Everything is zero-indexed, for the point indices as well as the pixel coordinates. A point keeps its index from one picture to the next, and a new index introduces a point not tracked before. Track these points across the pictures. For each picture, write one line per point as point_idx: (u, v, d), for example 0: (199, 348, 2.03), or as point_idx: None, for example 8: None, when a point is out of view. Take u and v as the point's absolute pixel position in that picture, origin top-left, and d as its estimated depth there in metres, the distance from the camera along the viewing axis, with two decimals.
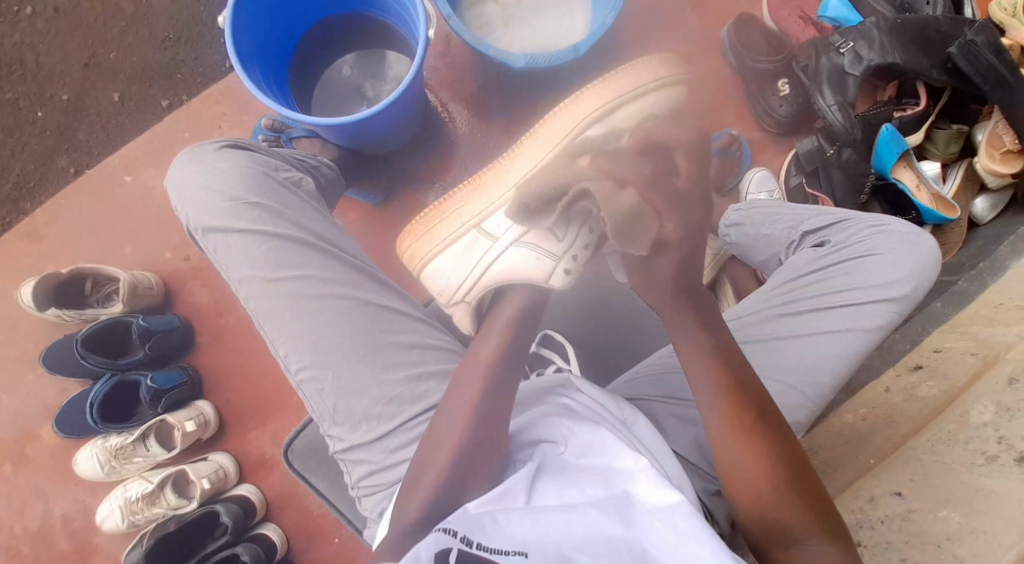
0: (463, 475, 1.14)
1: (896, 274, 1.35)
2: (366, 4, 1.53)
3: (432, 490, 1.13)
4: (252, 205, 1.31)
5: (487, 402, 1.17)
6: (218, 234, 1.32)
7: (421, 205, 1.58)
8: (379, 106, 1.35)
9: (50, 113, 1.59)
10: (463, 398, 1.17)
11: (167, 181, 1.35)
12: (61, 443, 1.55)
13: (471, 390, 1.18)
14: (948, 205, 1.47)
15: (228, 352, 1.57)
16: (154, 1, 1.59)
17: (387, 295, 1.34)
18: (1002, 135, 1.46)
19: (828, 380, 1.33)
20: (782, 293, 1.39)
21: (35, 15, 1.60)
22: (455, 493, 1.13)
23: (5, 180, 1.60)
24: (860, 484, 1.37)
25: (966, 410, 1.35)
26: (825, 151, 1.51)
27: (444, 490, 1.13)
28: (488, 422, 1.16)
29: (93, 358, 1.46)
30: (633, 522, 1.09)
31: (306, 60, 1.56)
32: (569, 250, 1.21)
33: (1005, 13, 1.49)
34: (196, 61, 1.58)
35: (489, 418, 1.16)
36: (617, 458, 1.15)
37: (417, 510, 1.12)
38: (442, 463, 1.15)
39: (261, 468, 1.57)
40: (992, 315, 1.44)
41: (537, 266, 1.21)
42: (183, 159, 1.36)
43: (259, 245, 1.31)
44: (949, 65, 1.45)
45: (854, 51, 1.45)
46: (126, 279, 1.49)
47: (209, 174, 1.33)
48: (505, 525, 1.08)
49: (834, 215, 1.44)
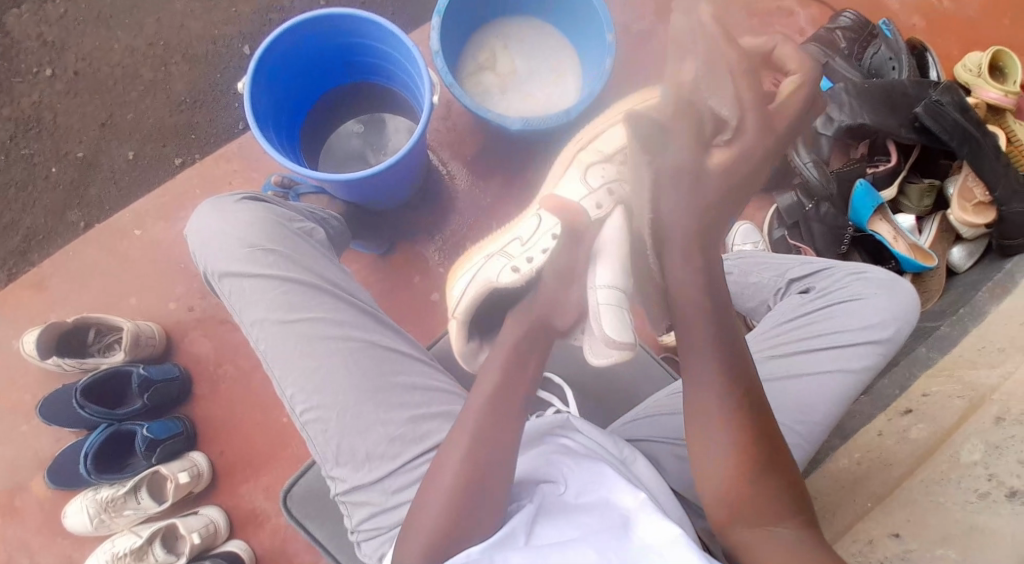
0: (465, 523, 1.12)
1: (879, 317, 1.34)
2: (374, 72, 1.62)
3: (436, 526, 1.12)
4: (267, 252, 1.35)
5: (483, 442, 1.15)
6: (233, 279, 1.35)
7: (421, 258, 1.64)
8: (386, 163, 1.42)
9: (64, 169, 1.66)
10: (458, 441, 1.16)
11: (189, 227, 1.39)
12: (51, 495, 1.53)
13: (462, 435, 1.16)
14: (926, 254, 1.54)
15: (224, 405, 1.58)
16: (173, 68, 1.69)
17: (394, 338, 1.35)
18: (972, 187, 1.55)
19: (822, 420, 1.30)
20: (771, 335, 1.38)
21: (55, 77, 1.69)
22: (460, 531, 1.11)
23: (13, 233, 1.65)
24: (859, 528, 1.34)
25: (955, 451, 1.33)
26: (805, 206, 1.58)
27: (449, 524, 1.12)
28: (491, 452, 1.15)
29: (92, 408, 1.46)
30: (632, 551, 1.07)
31: (315, 124, 1.65)
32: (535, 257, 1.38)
33: (970, 74, 1.61)
34: (210, 122, 1.68)
35: (491, 448, 1.15)
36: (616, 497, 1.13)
37: (422, 547, 1.12)
38: (443, 497, 1.14)
39: (252, 523, 1.55)
40: (976, 358, 1.44)
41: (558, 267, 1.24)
42: (205, 210, 1.40)
43: (273, 288, 1.33)
44: (917, 124, 1.54)
45: (825, 113, 1.54)
46: (129, 327, 1.51)
47: (228, 222, 1.37)
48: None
49: (816, 265, 1.44)
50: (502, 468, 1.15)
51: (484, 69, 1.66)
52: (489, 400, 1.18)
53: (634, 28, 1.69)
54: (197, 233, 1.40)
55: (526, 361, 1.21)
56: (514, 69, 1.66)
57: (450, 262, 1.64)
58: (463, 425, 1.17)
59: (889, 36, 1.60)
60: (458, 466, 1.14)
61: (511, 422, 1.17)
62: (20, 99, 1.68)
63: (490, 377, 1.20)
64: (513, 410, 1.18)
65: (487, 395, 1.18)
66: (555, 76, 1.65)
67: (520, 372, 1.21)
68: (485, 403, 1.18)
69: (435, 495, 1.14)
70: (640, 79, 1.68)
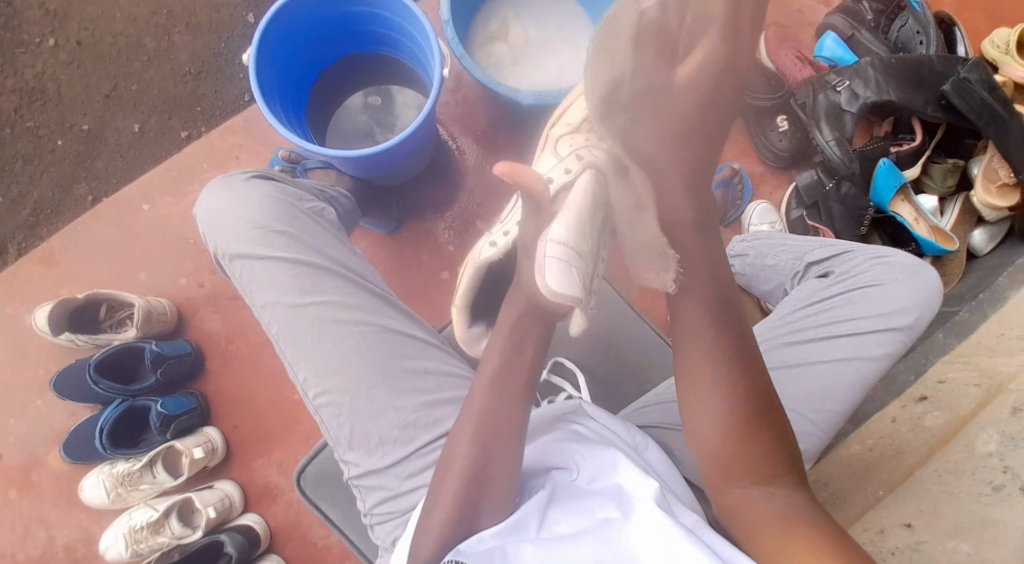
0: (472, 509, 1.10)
1: (900, 304, 1.29)
2: (381, 43, 1.58)
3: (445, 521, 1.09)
4: (279, 233, 1.32)
5: (490, 439, 1.12)
6: (246, 260, 1.32)
7: (432, 233, 1.62)
8: (399, 138, 1.39)
9: (70, 141, 1.64)
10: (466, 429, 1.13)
11: (199, 207, 1.36)
12: (67, 468, 1.55)
13: (463, 432, 1.14)
14: (947, 236, 1.50)
15: (235, 381, 1.58)
16: (177, 38, 1.65)
17: (404, 322, 1.33)
18: (997, 168, 1.49)
19: (837, 409, 1.27)
20: (786, 322, 1.34)
21: (57, 46, 1.65)
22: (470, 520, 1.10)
23: (21, 206, 1.63)
24: (868, 518, 1.32)
25: (970, 441, 1.31)
26: (825, 185, 1.54)
27: (460, 515, 1.09)
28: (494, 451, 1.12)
29: (106, 384, 1.47)
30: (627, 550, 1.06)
31: (320, 95, 1.61)
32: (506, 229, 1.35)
33: (998, 51, 1.56)
34: (216, 94, 1.65)
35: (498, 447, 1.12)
36: (629, 484, 1.12)
37: (432, 542, 1.09)
38: (451, 489, 1.11)
39: (266, 496, 1.56)
40: (994, 345, 1.42)
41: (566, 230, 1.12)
42: (216, 188, 1.37)
43: (286, 272, 1.31)
44: (943, 102, 1.49)
45: (850, 89, 1.49)
46: (140, 304, 1.50)
47: (240, 203, 1.34)
48: (516, 558, 1.06)
49: (837, 247, 1.39)
50: (506, 461, 1.12)
51: (495, 38, 1.61)
52: (491, 390, 1.14)
53: None
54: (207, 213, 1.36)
55: (522, 345, 1.15)
56: (524, 37, 1.61)
57: (460, 237, 1.61)
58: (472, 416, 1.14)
59: (917, 9, 1.53)
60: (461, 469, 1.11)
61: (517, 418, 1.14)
62: (22, 69, 1.65)
63: (489, 361, 1.15)
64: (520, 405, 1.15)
65: (485, 383, 1.15)
66: (566, 46, 1.60)
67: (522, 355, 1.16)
68: (486, 396, 1.14)
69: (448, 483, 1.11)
70: None
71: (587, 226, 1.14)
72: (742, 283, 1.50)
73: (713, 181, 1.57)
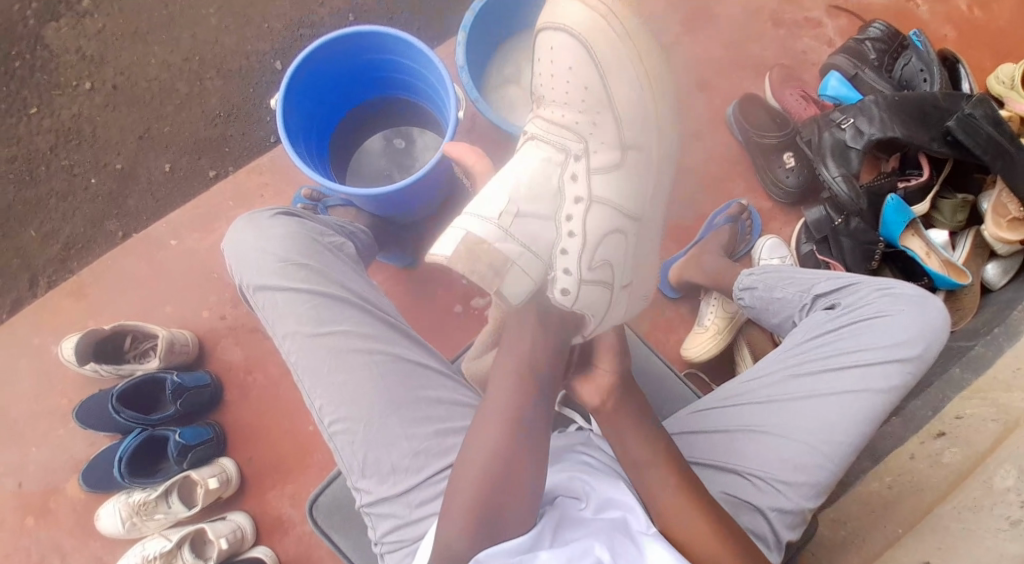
0: (493, 509, 1.10)
1: (906, 335, 1.26)
2: (399, 87, 1.64)
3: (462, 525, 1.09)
4: (301, 267, 1.30)
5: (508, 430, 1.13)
6: (267, 293, 1.30)
7: (446, 270, 1.65)
8: (413, 177, 1.43)
9: (103, 180, 1.71)
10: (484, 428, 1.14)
11: (224, 243, 1.35)
12: (85, 497, 1.57)
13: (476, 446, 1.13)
14: (959, 271, 1.48)
15: (253, 414, 1.60)
16: (208, 83, 1.73)
17: (422, 352, 1.31)
18: (1006, 203, 1.49)
19: (849, 442, 1.23)
20: (797, 354, 1.31)
21: (94, 90, 1.74)
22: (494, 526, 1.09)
23: (53, 242, 1.70)
24: (888, 554, 1.28)
25: (989, 477, 1.28)
26: (834, 220, 1.55)
27: (480, 519, 1.09)
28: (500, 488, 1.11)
29: (127, 413, 1.50)
30: None
31: (345, 134, 1.67)
32: (502, 229, 1.15)
33: (1003, 86, 1.59)
34: (243, 136, 1.72)
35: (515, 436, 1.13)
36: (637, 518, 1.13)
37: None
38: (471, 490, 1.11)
39: (278, 529, 1.57)
40: (1010, 380, 1.39)
41: (487, 214, 1.15)
42: (240, 224, 1.36)
43: (304, 302, 1.29)
44: (949, 138, 1.49)
45: (854, 126, 1.50)
46: (164, 335, 1.54)
47: (261, 238, 1.32)
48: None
49: (843, 278, 1.36)
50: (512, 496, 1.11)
51: (509, 83, 1.66)
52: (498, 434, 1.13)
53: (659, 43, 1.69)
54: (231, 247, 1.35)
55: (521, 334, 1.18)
56: None
57: None
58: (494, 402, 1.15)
59: (920, 47, 1.57)
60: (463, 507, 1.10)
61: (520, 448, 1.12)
62: (60, 111, 1.73)
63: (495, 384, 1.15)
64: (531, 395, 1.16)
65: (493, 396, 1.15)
66: None
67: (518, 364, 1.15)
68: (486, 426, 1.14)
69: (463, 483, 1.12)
70: None
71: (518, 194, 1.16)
72: (750, 316, 1.46)
73: (721, 216, 1.60)
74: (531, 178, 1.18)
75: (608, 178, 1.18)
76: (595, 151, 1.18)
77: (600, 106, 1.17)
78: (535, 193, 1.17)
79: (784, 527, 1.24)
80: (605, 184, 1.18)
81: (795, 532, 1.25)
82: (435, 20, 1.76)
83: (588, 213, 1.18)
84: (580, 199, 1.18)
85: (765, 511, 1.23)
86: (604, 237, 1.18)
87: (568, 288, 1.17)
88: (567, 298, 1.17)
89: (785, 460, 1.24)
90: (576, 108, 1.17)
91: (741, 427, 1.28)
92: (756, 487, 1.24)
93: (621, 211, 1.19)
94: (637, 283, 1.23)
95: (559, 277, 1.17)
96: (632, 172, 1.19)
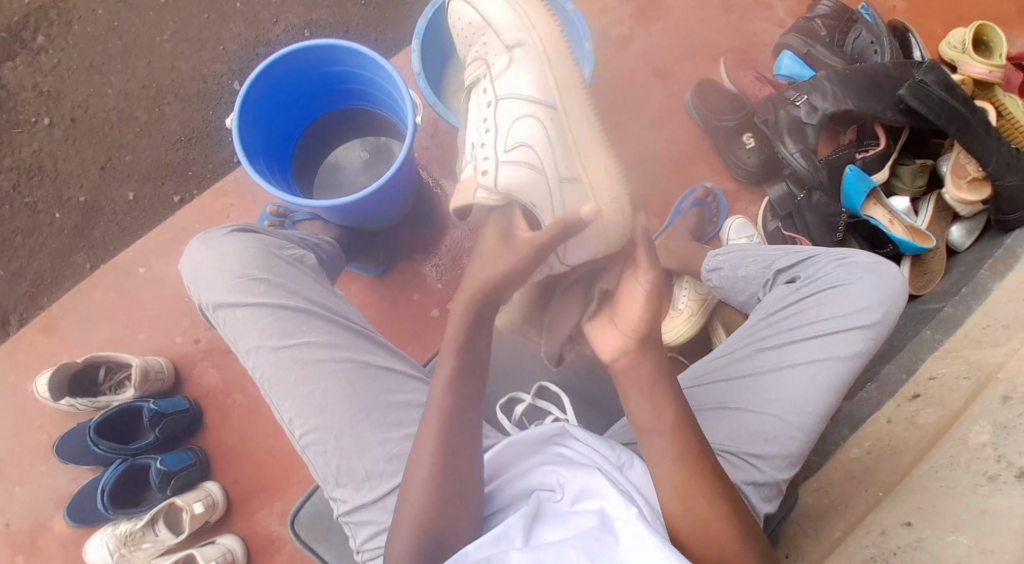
0: (451, 510, 1.11)
1: (865, 301, 1.27)
2: (357, 98, 1.64)
3: (414, 534, 1.10)
4: (259, 281, 1.30)
5: (451, 439, 1.12)
6: (227, 310, 1.30)
7: (418, 275, 1.66)
8: (373, 187, 1.41)
9: (68, 214, 1.71)
10: (427, 438, 1.12)
11: (182, 263, 1.35)
12: (72, 533, 1.56)
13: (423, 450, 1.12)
14: (924, 235, 1.50)
15: (234, 435, 1.60)
16: (167, 108, 1.74)
17: (388, 357, 1.31)
18: (965, 164, 1.51)
19: (816, 410, 1.23)
20: (762, 329, 1.32)
21: (53, 125, 1.74)
22: (447, 534, 1.11)
23: (22, 278, 1.69)
24: (869, 519, 1.27)
25: (964, 433, 1.28)
26: (797, 196, 1.55)
27: (432, 526, 1.10)
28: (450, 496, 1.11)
29: (106, 444, 1.49)
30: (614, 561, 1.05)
31: (309, 150, 1.68)
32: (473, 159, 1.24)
33: (955, 51, 1.61)
34: (206, 158, 1.72)
35: (459, 447, 1.12)
36: (610, 504, 1.11)
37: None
38: (420, 499, 1.11)
39: (269, 549, 1.57)
40: (980, 338, 1.40)
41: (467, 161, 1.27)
42: (195, 243, 1.36)
43: (267, 316, 1.29)
44: (902, 105, 1.50)
45: (808, 103, 1.52)
46: (138, 363, 1.54)
47: (218, 255, 1.32)
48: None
49: (802, 253, 1.37)
50: (463, 503, 1.12)
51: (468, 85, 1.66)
52: (438, 437, 1.12)
53: (611, 33, 1.70)
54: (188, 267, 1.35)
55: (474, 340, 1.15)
56: None
57: (447, 277, 1.65)
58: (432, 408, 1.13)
59: (869, 20, 1.58)
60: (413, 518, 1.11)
61: (466, 450, 1.13)
62: (20, 148, 1.73)
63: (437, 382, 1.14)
64: (473, 398, 1.14)
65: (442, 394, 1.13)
66: None
67: (475, 352, 1.15)
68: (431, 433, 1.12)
69: (413, 493, 1.12)
70: (620, 84, 1.69)
71: (473, 127, 1.27)
72: (719, 296, 1.47)
73: (688, 201, 1.60)
74: (472, 116, 1.28)
75: (512, 73, 1.24)
76: (496, 61, 1.26)
77: (492, 18, 1.26)
78: (480, 121, 1.26)
79: (761, 501, 1.23)
80: (510, 76, 1.24)
81: (772, 505, 1.24)
82: (388, 27, 1.76)
83: (502, 113, 1.24)
84: (490, 96, 1.25)
85: (739, 486, 1.22)
86: (518, 123, 1.23)
87: (488, 170, 1.21)
88: (487, 178, 1.21)
89: (756, 434, 1.23)
90: (476, 18, 1.28)
91: (712, 405, 1.28)
92: (730, 463, 1.23)
93: (535, 101, 1.22)
94: (585, 172, 1.22)
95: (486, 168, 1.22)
96: (540, 51, 1.24)
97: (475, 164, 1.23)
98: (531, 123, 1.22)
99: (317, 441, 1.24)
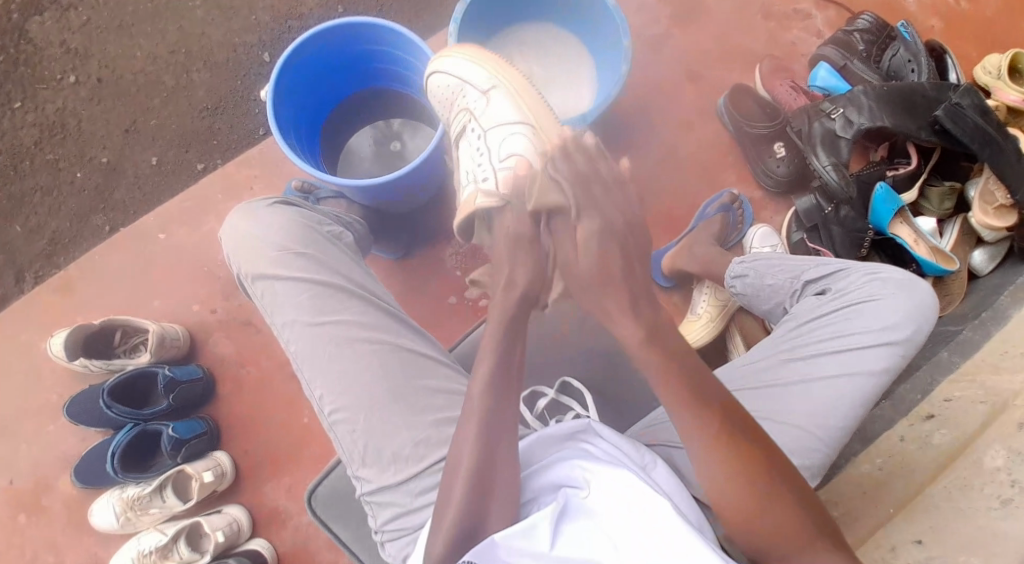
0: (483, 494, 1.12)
1: (895, 319, 1.28)
2: (386, 79, 1.63)
3: (453, 526, 1.11)
4: (299, 256, 1.30)
5: (491, 435, 1.14)
6: (265, 282, 1.30)
7: (438, 260, 1.65)
8: (408, 167, 1.41)
9: (89, 173, 1.69)
10: (467, 433, 1.14)
11: (221, 235, 1.34)
12: (78, 493, 1.56)
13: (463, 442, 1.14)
14: (947, 256, 1.51)
15: (245, 407, 1.60)
16: (194, 75, 1.72)
17: (420, 342, 1.30)
18: (994, 190, 1.52)
19: (841, 425, 1.25)
20: (789, 340, 1.32)
21: (78, 83, 1.72)
22: (477, 520, 1.11)
23: (40, 236, 1.68)
24: (880, 535, 1.30)
25: (979, 456, 1.31)
26: (824, 209, 1.56)
27: (466, 514, 1.11)
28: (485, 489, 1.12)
29: (118, 408, 1.48)
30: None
31: (332, 131, 1.66)
32: (475, 184, 1.31)
33: (989, 76, 1.61)
34: (231, 128, 1.71)
35: (498, 438, 1.14)
36: (638, 508, 1.10)
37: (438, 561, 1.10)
38: (462, 486, 1.12)
39: (275, 520, 1.57)
40: (999, 362, 1.41)
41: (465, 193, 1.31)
42: (235, 215, 1.35)
43: (304, 291, 1.29)
44: (936, 127, 1.51)
45: (844, 117, 1.51)
46: (155, 329, 1.53)
47: (260, 228, 1.32)
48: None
49: (832, 265, 1.37)
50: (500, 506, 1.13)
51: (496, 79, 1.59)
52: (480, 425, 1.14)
53: (647, 33, 1.70)
54: (226, 238, 1.34)
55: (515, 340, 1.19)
56: (531, 69, 1.60)
57: (468, 264, 1.65)
58: (471, 410, 1.15)
59: (907, 38, 1.59)
60: (458, 507, 1.11)
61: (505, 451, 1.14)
62: (43, 105, 1.71)
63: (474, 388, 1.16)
64: (508, 404, 1.17)
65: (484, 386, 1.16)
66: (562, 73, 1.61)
67: (510, 365, 1.18)
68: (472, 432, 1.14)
69: (455, 486, 1.13)
70: (652, 83, 1.69)
71: (467, 163, 1.34)
72: (741, 301, 1.47)
73: (713, 206, 1.60)
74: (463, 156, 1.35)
75: (490, 108, 1.32)
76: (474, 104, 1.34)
77: (466, 76, 1.34)
78: (470, 161, 1.34)
79: None
80: (493, 108, 1.32)
81: None
82: (423, 10, 1.74)
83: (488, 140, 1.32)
84: (477, 130, 1.33)
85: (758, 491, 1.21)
86: (507, 139, 1.30)
87: (488, 179, 1.31)
88: (487, 185, 1.30)
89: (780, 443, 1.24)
90: (450, 78, 1.35)
91: None
92: None
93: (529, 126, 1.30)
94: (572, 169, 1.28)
95: (486, 177, 1.31)
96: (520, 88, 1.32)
97: (475, 178, 1.32)
98: (518, 138, 1.30)
99: (346, 421, 1.24)
